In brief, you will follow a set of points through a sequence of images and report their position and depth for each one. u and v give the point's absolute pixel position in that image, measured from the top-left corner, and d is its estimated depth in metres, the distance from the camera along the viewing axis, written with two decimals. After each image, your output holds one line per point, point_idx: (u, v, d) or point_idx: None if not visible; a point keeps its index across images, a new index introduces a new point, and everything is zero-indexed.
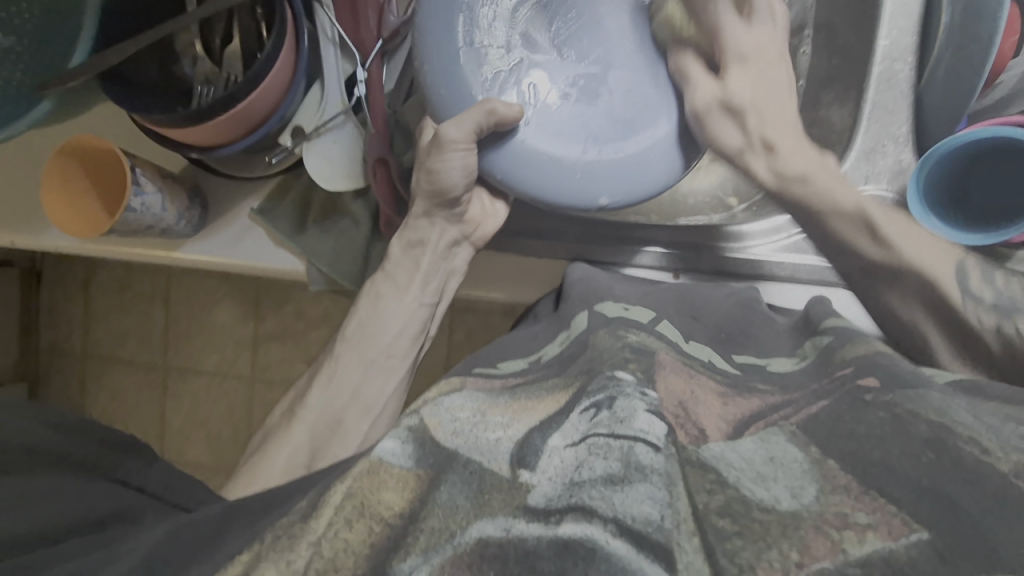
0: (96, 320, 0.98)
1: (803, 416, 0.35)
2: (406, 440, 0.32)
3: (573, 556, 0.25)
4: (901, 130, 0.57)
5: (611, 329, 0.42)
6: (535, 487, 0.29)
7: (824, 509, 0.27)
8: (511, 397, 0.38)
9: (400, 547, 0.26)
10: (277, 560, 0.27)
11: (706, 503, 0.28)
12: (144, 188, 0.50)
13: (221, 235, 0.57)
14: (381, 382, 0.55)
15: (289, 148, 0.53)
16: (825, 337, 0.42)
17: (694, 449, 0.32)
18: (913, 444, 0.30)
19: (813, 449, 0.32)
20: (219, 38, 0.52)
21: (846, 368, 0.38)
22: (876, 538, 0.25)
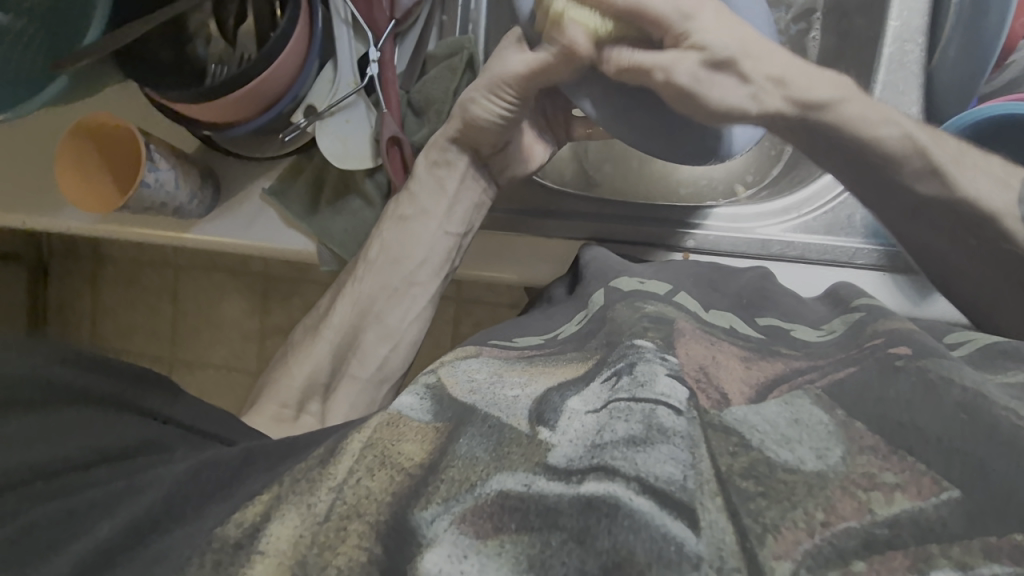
0: (109, 313, 1.11)
1: (828, 381, 0.33)
2: (424, 396, 0.34)
3: (596, 514, 0.25)
4: (911, 110, 0.61)
5: (628, 301, 0.42)
6: (556, 447, 0.29)
7: (851, 470, 0.26)
8: (527, 363, 0.40)
9: (421, 495, 0.27)
10: (298, 503, 0.28)
11: (729, 465, 0.27)
12: (157, 165, 0.55)
13: (235, 216, 0.63)
14: (406, 309, 0.61)
15: (300, 126, 0.57)
16: (856, 313, 0.42)
17: (717, 413, 0.30)
18: (945, 407, 0.29)
19: (839, 411, 0.30)
20: (234, 19, 0.58)
21: (876, 339, 0.37)
22: (905, 499, 0.25)
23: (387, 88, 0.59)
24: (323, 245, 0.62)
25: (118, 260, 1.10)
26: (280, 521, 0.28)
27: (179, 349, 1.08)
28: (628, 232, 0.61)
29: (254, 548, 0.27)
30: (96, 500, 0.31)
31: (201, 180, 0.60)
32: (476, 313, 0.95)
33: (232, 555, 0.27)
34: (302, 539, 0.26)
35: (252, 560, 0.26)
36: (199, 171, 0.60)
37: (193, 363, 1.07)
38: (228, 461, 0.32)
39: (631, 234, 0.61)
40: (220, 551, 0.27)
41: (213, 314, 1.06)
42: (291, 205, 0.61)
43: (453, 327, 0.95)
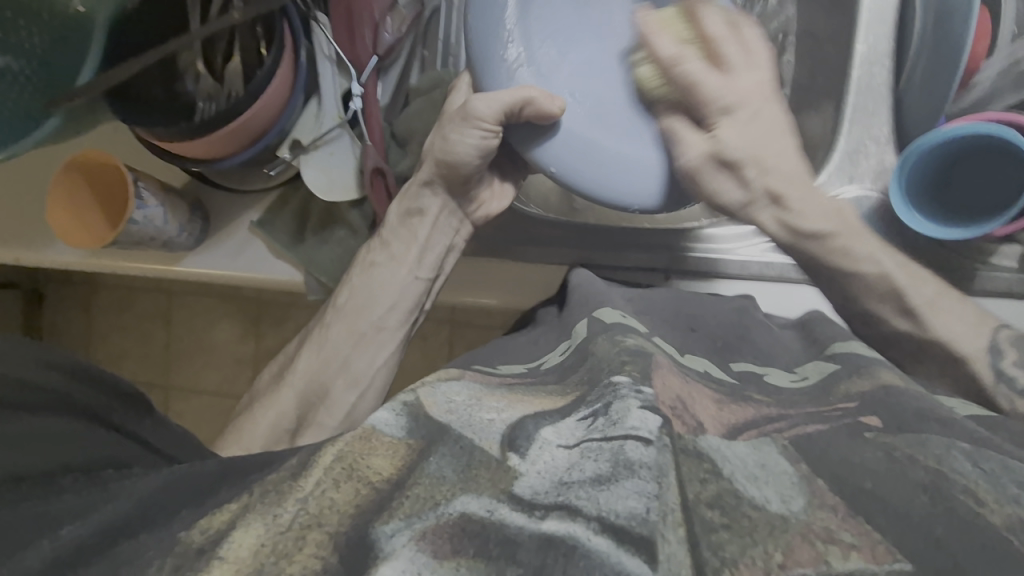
0: (100, 337, 1.09)
1: (796, 432, 0.34)
2: (400, 413, 0.34)
3: (555, 551, 0.25)
4: (881, 130, 0.63)
5: (610, 335, 0.42)
6: (524, 475, 0.29)
7: (811, 520, 0.27)
8: (508, 390, 0.40)
9: (384, 509, 0.27)
10: (266, 513, 0.28)
11: (697, 493, 0.28)
12: (146, 202, 0.57)
13: (226, 245, 0.64)
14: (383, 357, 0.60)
15: (287, 160, 0.59)
16: (830, 366, 0.43)
17: (692, 438, 0.32)
18: (908, 485, 0.29)
19: (803, 464, 0.31)
20: (222, 56, 0.58)
21: (849, 402, 0.38)
22: (860, 558, 0.25)
23: (369, 121, 0.60)
24: (310, 275, 0.64)
25: (113, 286, 1.09)
26: (245, 529, 0.28)
27: (173, 375, 1.07)
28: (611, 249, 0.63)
29: (217, 553, 0.27)
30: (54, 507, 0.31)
31: (189, 213, 0.62)
32: (467, 335, 0.95)
33: (195, 559, 0.27)
34: (263, 548, 0.26)
35: (212, 565, 0.26)
36: (188, 204, 0.62)
37: (188, 390, 1.06)
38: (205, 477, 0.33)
39: (614, 257, 0.62)
40: (182, 556, 0.27)
41: (208, 339, 1.06)
42: (278, 234, 0.63)
43: (446, 348, 0.96)
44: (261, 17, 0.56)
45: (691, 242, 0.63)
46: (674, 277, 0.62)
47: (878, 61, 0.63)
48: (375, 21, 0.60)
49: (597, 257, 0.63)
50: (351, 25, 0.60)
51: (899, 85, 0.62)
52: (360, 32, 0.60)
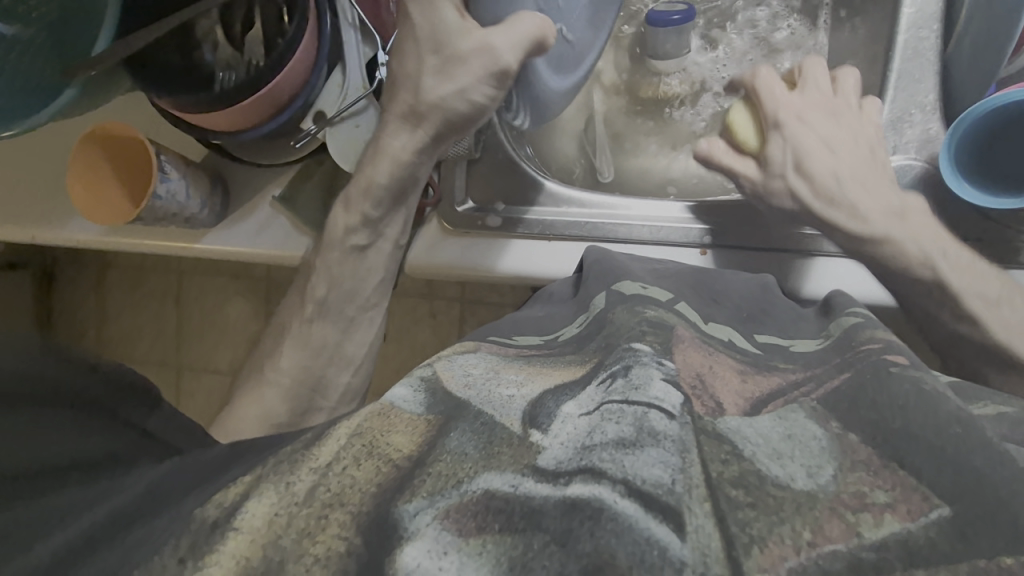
0: (113, 318, 1.11)
1: (826, 390, 0.33)
2: (418, 389, 0.34)
3: (580, 515, 0.25)
4: (927, 98, 0.61)
5: (629, 306, 0.41)
6: (546, 449, 0.29)
7: (840, 490, 0.26)
8: (525, 362, 0.39)
9: (406, 488, 0.27)
10: (279, 486, 0.28)
11: (719, 472, 0.27)
12: (169, 175, 0.58)
13: (242, 224, 0.65)
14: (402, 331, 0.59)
15: (312, 131, 0.60)
16: (852, 318, 0.42)
17: (710, 419, 0.30)
18: (939, 420, 0.29)
19: (834, 424, 0.30)
20: (240, 24, 0.59)
21: (872, 344, 0.37)
22: (894, 520, 0.24)
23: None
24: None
25: (124, 266, 1.10)
26: (259, 499, 0.28)
27: (184, 352, 1.08)
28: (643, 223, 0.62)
29: (230, 525, 0.27)
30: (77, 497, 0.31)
31: (210, 186, 0.63)
32: (479, 313, 0.94)
33: (206, 537, 0.27)
34: (277, 519, 0.26)
35: (226, 538, 0.26)
36: (208, 176, 0.64)
37: (199, 367, 1.07)
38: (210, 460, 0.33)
39: (648, 234, 0.61)
40: (195, 533, 0.27)
41: (218, 317, 1.06)
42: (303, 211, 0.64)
43: (458, 327, 0.95)
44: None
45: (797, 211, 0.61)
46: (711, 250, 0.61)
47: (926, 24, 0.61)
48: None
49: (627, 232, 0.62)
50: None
51: (948, 51, 0.60)
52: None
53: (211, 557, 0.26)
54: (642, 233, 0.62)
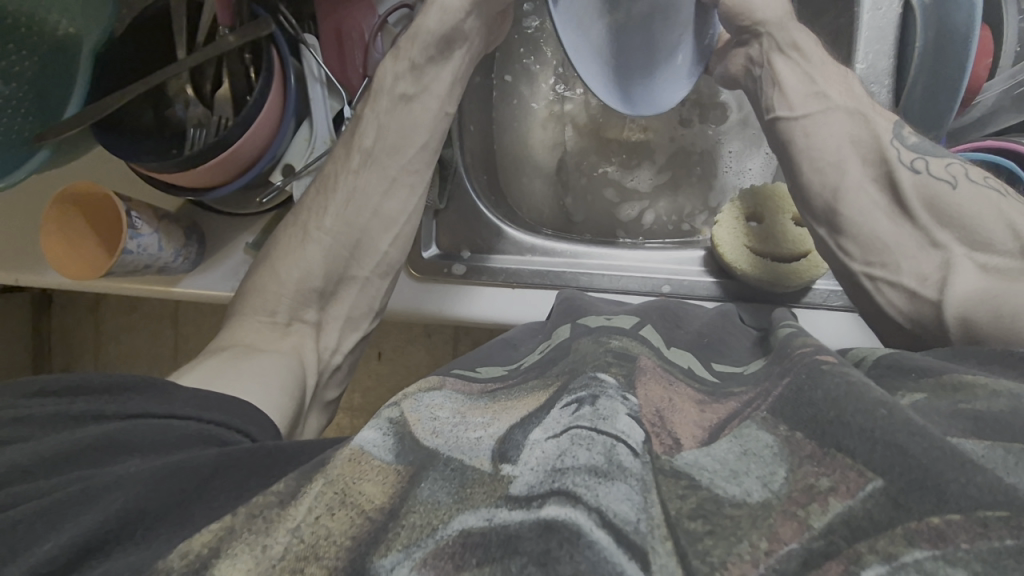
0: (107, 340, 1.02)
1: (772, 399, 0.35)
2: (387, 432, 0.34)
3: (557, 536, 0.26)
4: None
5: (594, 336, 0.43)
6: (517, 478, 0.30)
7: (792, 489, 0.29)
8: (490, 399, 0.40)
9: (379, 542, 0.28)
10: (253, 542, 0.28)
11: (678, 508, 0.29)
12: (140, 231, 0.59)
13: (215, 271, 0.68)
14: (373, 293, 0.64)
15: (278, 185, 0.63)
16: (787, 326, 0.45)
17: (668, 459, 0.32)
18: (867, 401, 0.31)
19: (781, 427, 0.32)
20: (211, 81, 0.62)
21: (806, 347, 0.39)
22: (837, 501, 0.27)
23: None
24: None
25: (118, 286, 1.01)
26: (231, 561, 0.28)
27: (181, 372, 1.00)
28: (602, 273, 0.65)
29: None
30: (49, 505, 0.32)
31: (185, 238, 0.64)
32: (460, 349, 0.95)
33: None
34: None
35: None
36: (184, 228, 0.64)
37: None
38: (199, 467, 0.34)
39: (608, 283, 0.64)
40: None
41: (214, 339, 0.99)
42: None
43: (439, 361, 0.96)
44: (248, 44, 0.61)
45: (786, 293, 0.61)
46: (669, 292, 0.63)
47: (877, 79, 0.66)
48: (365, 41, 0.65)
49: (591, 280, 0.64)
50: (342, 50, 0.65)
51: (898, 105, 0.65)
52: (351, 53, 0.66)
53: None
54: (604, 280, 0.64)
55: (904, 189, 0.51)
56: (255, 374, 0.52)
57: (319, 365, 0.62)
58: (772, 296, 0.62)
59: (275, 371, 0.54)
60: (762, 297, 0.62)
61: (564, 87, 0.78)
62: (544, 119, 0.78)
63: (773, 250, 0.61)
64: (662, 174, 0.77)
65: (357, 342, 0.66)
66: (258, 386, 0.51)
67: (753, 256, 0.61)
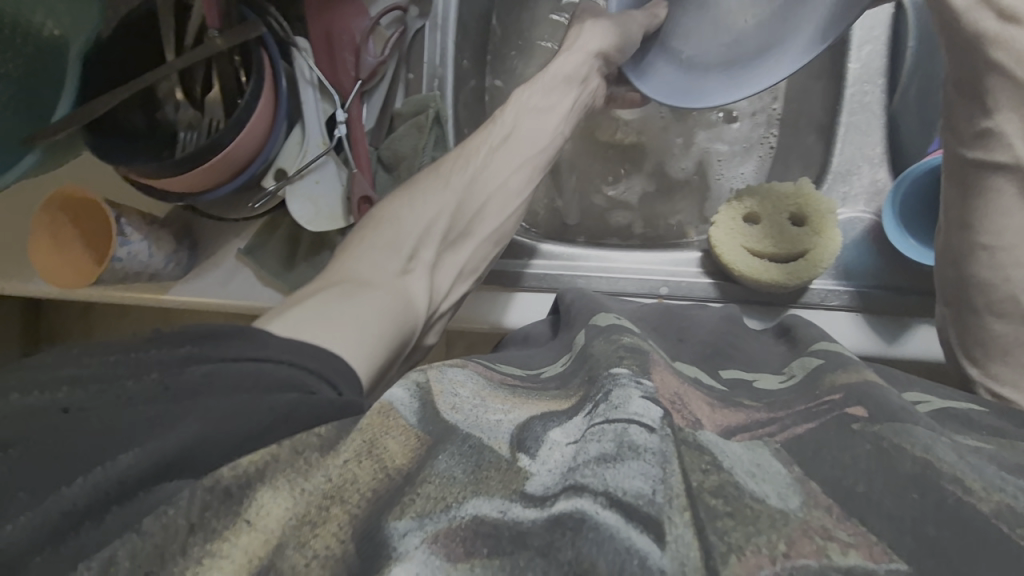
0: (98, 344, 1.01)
1: (788, 436, 0.34)
2: (412, 393, 0.34)
3: (564, 527, 0.26)
4: (874, 151, 0.66)
5: (606, 335, 0.43)
6: (535, 475, 0.30)
7: (809, 517, 0.27)
8: (509, 391, 0.39)
9: (395, 504, 0.27)
10: (292, 480, 0.27)
11: (700, 481, 0.29)
12: (129, 237, 0.61)
13: (210, 275, 0.67)
14: (481, 257, 0.60)
15: (270, 189, 0.63)
16: (816, 359, 0.43)
17: (692, 432, 0.32)
18: (899, 479, 0.30)
19: (795, 467, 0.31)
20: (200, 84, 0.63)
21: (835, 395, 0.37)
22: (858, 556, 0.26)
23: (354, 145, 0.65)
24: None
25: None
26: (272, 494, 0.27)
27: None
28: (600, 275, 0.65)
29: (240, 508, 0.26)
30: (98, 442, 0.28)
31: (174, 244, 0.65)
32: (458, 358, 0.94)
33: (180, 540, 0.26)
34: (292, 521, 0.26)
35: (238, 529, 0.25)
36: (174, 235, 0.66)
37: None
38: (266, 412, 0.30)
39: (605, 284, 0.64)
40: (211, 492, 0.26)
41: None
42: (267, 263, 0.66)
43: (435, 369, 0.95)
44: (238, 45, 0.60)
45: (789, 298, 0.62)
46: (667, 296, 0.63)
47: (871, 80, 0.67)
48: (356, 44, 0.66)
49: (588, 282, 0.64)
50: (332, 52, 0.66)
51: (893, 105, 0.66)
52: (342, 56, 0.66)
53: (224, 540, 0.25)
54: (602, 283, 0.64)
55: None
56: (373, 311, 0.46)
57: (431, 308, 0.55)
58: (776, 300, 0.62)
59: (393, 306, 0.48)
60: (763, 300, 0.62)
61: None
62: None
63: (771, 250, 0.61)
64: (651, 181, 0.77)
65: (462, 292, 0.60)
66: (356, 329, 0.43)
67: (751, 257, 0.61)
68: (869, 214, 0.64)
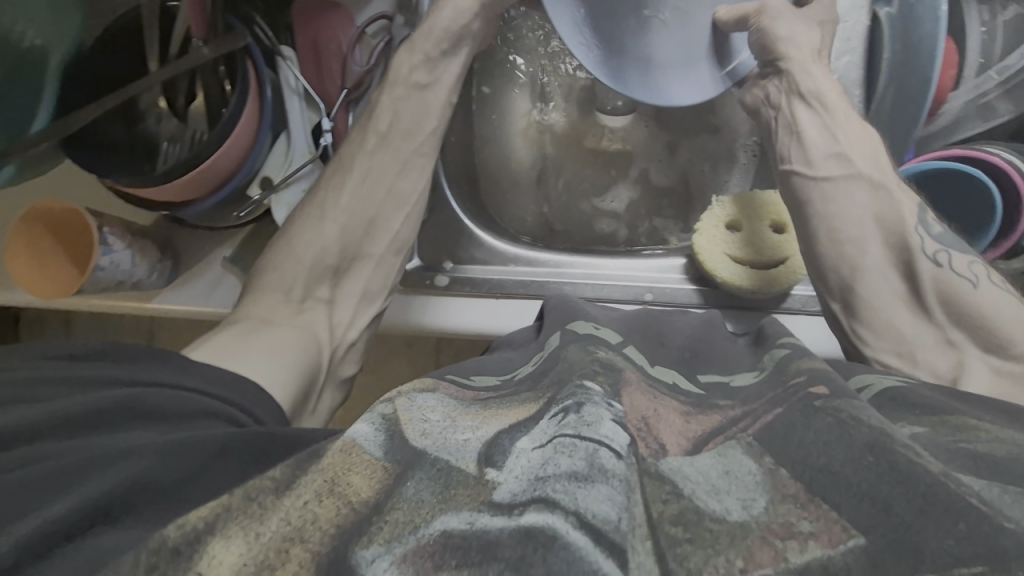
0: None
1: (759, 425, 0.36)
2: (379, 428, 0.34)
3: (534, 542, 0.26)
4: None
5: (582, 345, 0.43)
6: (501, 484, 0.30)
7: (771, 519, 0.28)
8: (481, 407, 0.39)
9: (362, 534, 0.28)
10: (246, 526, 0.28)
11: (660, 512, 0.29)
12: (111, 246, 0.61)
13: (194, 286, 0.66)
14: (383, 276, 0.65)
15: (256, 199, 0.63)
16: (783, 350, 0.45)
17: (653, 462, 0.32)
18: (854, 446, 0.31)
19: (767, 458, 0.33)
20: (184, 96, 0.63)
21: (800, 376, 0.39)
22: (817, 546, 0.27)
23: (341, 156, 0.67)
24: None
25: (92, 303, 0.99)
26: (225, 543, 0.27)
27: None
28: (584, 282, 0.65)
29: (193, 563, 0.26)
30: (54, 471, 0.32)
31: (158, 255, 0.65)
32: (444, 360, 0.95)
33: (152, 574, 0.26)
34: (245, 566, 0.26)
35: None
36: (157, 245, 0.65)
37: None
38: (206, 445, 0.35)
39: (592, 292, 0.64)
40: (156, 554, 0.27)
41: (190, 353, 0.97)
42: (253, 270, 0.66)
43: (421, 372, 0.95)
44: (223, 56, 0.61)
45: (768, 300, 0.62)
46: (651, 303, 0.63)
47: (849, 91, 0.66)
48: (343, 53, 0.65)
49: (574, 290, 0.64)
50: (320, 62, 0.65)
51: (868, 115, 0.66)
52: (329, 65, 0.65)
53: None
54: (588, 290, 0.64)
55: (923, 280, 0.53)
56: (275, 348, 0.54)
57: (332, 340, 0.62)
58: (753, 304, 0.62)
59: (293, 343, 0.56)
60: (745, 304, 0.62)
61: (544, 90, 0.78)
62: (523, 129, 0.78)
63: (754, 258, 0.62)
64: (636, 189, 0.78)
65: (368, 326, 0.65)
66: (261, 359, 0.52)
67: (733, 264, 0.62)
68: None
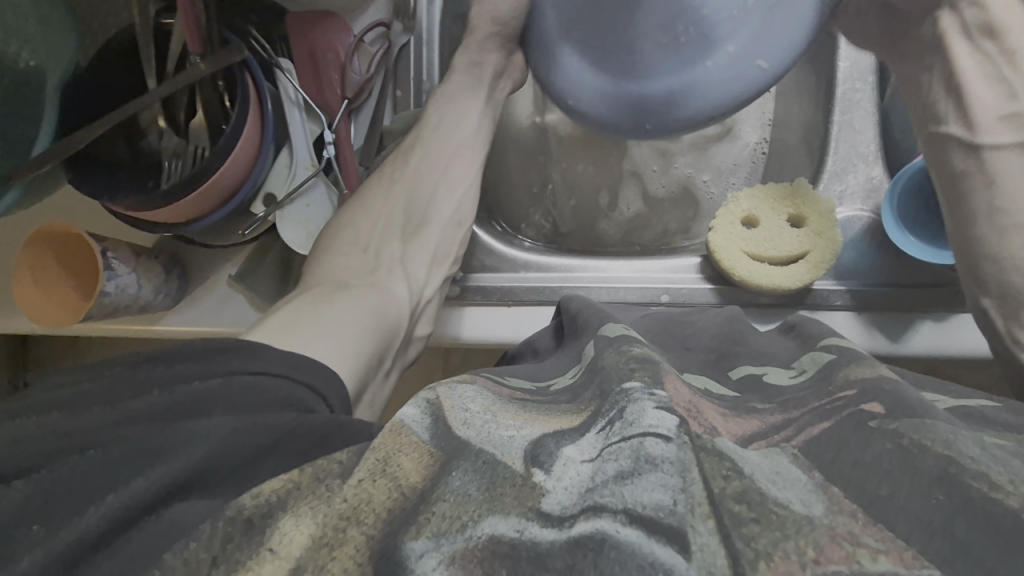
0: None
1: (804, 438, 0.33)
2: (425, 409, 0.33)
3: (583, 549, 0.25)
4: (869, 148, 0.67)
5: (616, 347, 0.41)
6: (549, 491, 0.28)
7: (835, 523, 0.26)
8: (520, 406, 0.38)
9: (410, 525, 0.27)
10: (315, 507, 0.28)
11: (721, 488, 0.28)
12: (116, 271, 0.60)
13: (202, 303, 0.66)
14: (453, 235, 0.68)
15: (261, 216, 0.62)
16: (828, 354, 0.42)
17: (709, 439, 0.31)
18: (922, 481, 0.29)
19: (817, 472, 0.30)
20: (184, 111, 0.62)
21: (849, 390, 0.36)
22: (888, 561, 0.25)
23: (343, 166, 0.66)
24: None
25: None
26: (295, 519, 0.28)
27: None
28: (599, 286, 0.64)
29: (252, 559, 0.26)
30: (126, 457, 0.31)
31: (164, 273, 0.64)
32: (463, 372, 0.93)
33: None
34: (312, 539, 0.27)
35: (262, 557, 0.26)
36: (163, 264, 0.65)
37: None
38: (266, 433, 0.33)
39: (606, 295, 0.63)
40: (232, 523, 0.28)
41: None
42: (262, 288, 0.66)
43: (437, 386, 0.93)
44: (220, 70, 0.60)
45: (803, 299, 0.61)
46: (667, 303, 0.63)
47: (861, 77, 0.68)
48: (341, 62, 0.65)
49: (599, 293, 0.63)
50: (317, 73, 0.65)
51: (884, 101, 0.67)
52: (327, 75, 0.65)
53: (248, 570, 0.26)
54: (602, 293, 0.64)
55: None
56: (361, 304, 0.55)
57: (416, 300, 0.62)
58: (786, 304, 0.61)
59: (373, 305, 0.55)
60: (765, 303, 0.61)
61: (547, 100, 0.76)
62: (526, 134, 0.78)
63: (771, 254, 0.61)
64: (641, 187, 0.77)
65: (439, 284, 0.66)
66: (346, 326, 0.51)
67: (753, 262, 0.61)
68: (866, 211, 0.65)
